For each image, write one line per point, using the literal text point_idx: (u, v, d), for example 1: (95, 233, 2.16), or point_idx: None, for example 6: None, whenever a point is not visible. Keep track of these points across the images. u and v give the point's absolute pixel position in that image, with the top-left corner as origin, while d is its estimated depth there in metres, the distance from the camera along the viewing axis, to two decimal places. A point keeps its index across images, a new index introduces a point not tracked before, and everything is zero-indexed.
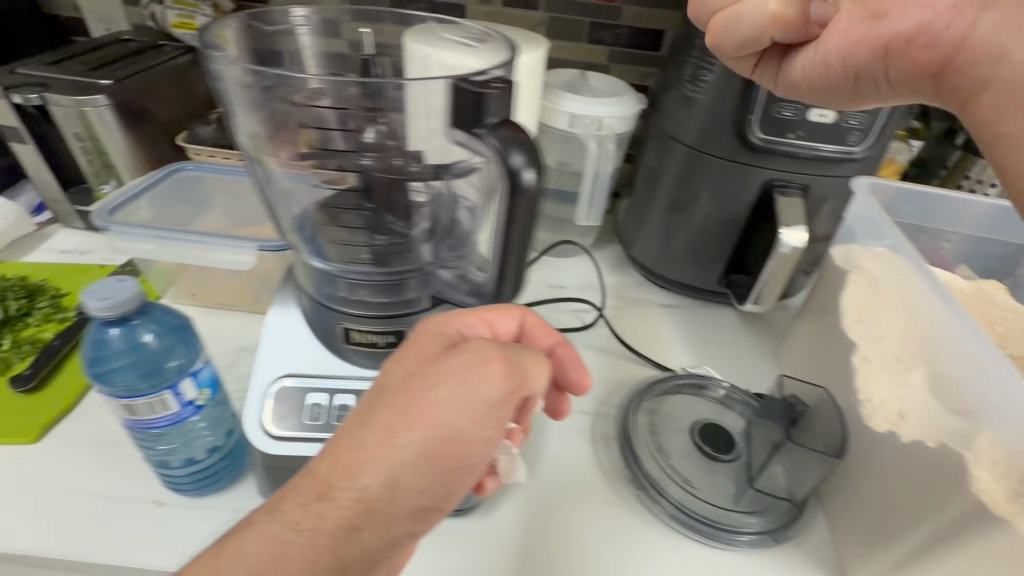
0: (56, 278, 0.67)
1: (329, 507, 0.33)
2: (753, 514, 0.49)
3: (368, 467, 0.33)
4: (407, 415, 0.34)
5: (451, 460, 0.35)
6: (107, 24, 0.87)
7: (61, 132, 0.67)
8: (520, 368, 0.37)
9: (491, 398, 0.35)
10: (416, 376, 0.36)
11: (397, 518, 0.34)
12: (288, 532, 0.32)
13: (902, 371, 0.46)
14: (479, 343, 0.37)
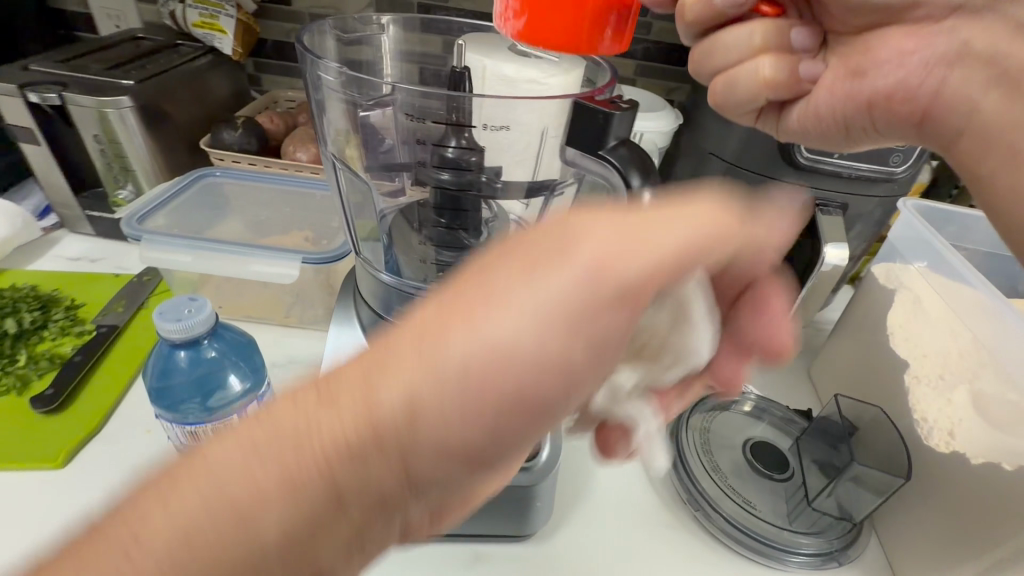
0: (69, 288, 0.63)
1: (320, 414, 0.22)
2: (808, 535, 0.49)
3: (385, 375, 0.22)
4: (449, 304, 0.23)
5: (507, 388, 0.23)
6: (115, 19, 0.83)
7: (78, 133, 0.63)
8: (653, 246, 0.24)
9: (583, 298, 0.23)
10: (490, 253, 0.24)
11: (418, 462, 0.23)
12: (242, 452, 0.21)
13: (946, 390, 0.47)
14: (589, 214, 0.24)
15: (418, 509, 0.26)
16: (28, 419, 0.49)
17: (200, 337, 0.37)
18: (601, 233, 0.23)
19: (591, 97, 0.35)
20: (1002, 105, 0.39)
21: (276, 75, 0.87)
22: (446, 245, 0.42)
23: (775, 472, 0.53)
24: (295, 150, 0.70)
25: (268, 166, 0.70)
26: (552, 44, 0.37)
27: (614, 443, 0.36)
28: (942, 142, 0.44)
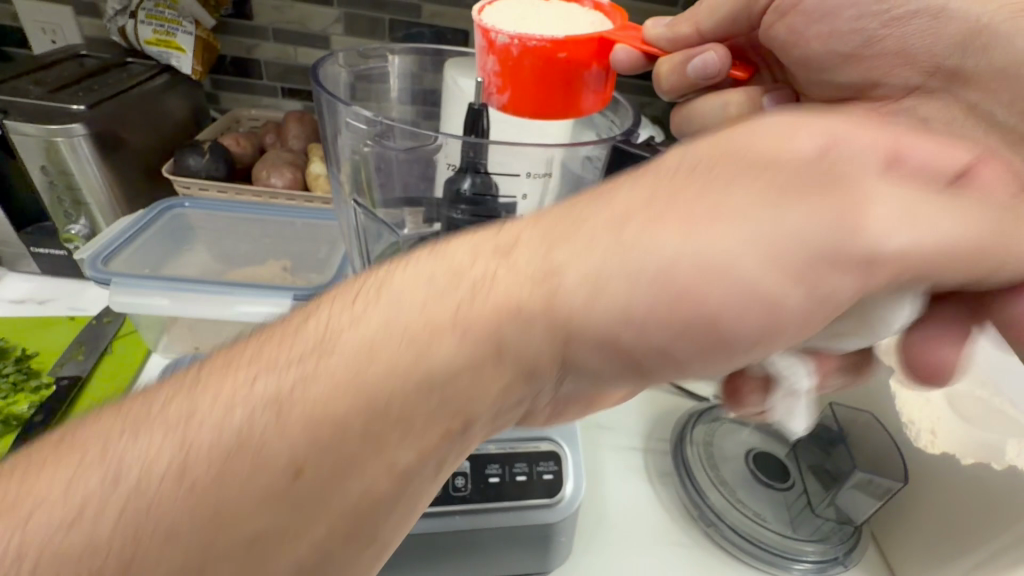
0: (19, 337, 0.57)
1: (503, 268, 0.23)
2: (812, 543, 0.50)
3: (573, 243, 0.23)
4: (661, 209, 0.22)
5: (689, 311, 0.23)
6: (52, 34, 0.76)
7: (22, 164, 0.57)
8: (892, 227, 0.22)
9: (812, 242, 0.22)
10: (712, 140, 0.24)
11: (579, 344, 0.24)
12: (448, 273, 0.24)
13: (924, 391, 0.51)
14: (852, 163, 0.22)
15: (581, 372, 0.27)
16: None
17: None
18: (868, 186, 0.22)
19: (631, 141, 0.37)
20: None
21: (236, 93, 0.83)
22: None
23: (776, 482, 0.54)
24: (268, 175, 0.67)
25: (240, 193, 0.67)
26: (539, 109, 0.38)
27: (748, 395, 0.36)
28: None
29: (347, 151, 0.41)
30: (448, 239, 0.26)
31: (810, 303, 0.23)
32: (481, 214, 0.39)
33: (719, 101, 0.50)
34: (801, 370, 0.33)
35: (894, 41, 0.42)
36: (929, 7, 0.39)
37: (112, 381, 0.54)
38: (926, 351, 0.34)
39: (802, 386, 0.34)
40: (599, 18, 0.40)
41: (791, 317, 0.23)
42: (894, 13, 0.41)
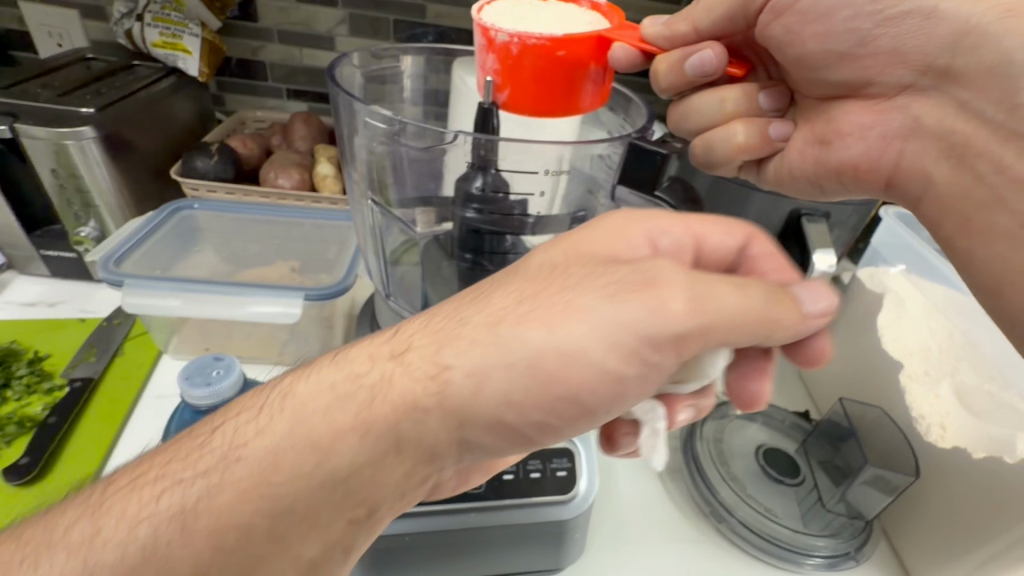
0: (30, 339, 0.57)
1: (398, 371, 0.28)
2: (823, 537, 0.50)
3: (460, 345, 0.27)
4: (533, 309, 0.27)
5: (557, 389, 0.28)
6: (59, 38, 0.76)
7: (32, 168, 0.57)
8: (708, 308, 0.28)
9: (647, 328, 0.27)
10: (563, 257, 0.30)
11: (472, 425, 0.28)
12: (347, 382, 0.28)
13: (933, 385, 0.51)
14: (661, 263, 0.29)
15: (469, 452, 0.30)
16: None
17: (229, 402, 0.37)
18: (671, 285, 0.27)
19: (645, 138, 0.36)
20: (953, 177, 0.40)
21: (242, 94, 0.83)
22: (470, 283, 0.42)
23: (787, 477, 0.55)
24: (275, 176, 0.67)
25: (248, 194, 0.67)
26: (538, 110, 0.36)
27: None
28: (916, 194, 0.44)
29: (363, 151, 0.41)
30: (344, 349, 0.31)
31: (650, 373, 0.29)
32: (494, 213, 0.40)
33: (714, 98, 0.50)
34: (657, 408, 0.34)
35: (886, 41, 0.40)
36: (922, 6, 0.38)
37: (123, 382, 0.54)
38: (733, 384, 0.39)
39: (661, 422, 0.35)
40: (597, 17, 0.37)
41: (629, 387, 0.29)
42: (888, 12, 0.39)
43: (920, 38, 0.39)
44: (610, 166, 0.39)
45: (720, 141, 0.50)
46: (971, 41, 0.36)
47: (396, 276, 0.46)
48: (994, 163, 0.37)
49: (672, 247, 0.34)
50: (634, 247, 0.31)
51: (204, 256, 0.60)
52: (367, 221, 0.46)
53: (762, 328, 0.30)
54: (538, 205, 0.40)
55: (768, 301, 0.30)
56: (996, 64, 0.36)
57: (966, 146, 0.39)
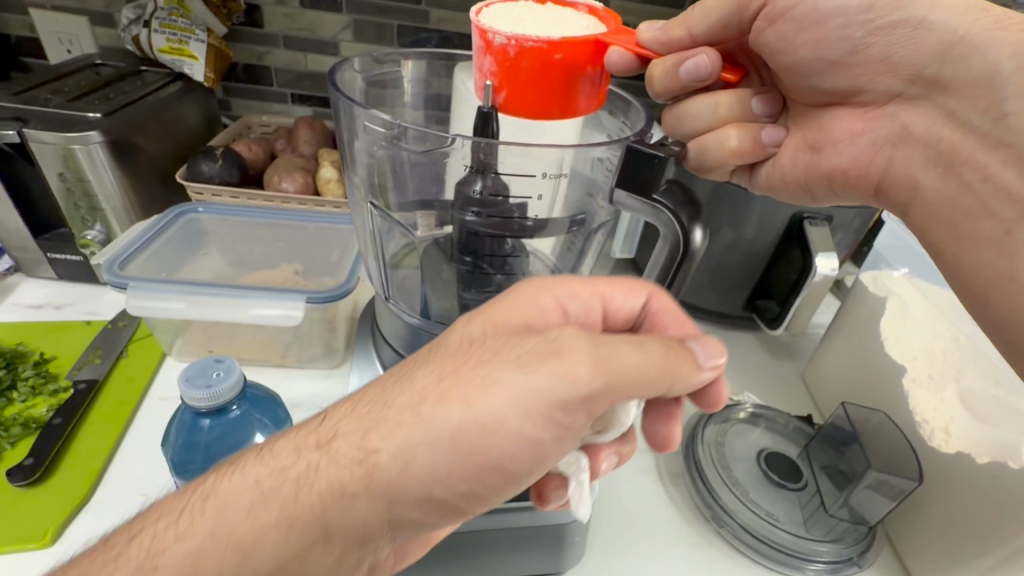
0: (36, 341, 0.58)
1: (324, 461, 0.28)
2: (825, 543, 0.50)
3: (385, 429, 0.28)
4: (452, 387, 0.29)
5: (481, 460, 0.29)
6: (69, 44, 0.78)
7: (41, 171, 0.58)
8: (612, 369, 0.30)
9: (558, 394, 0.29)
10: (489, 329, 0.31)
11: (401, 503, 0.29)
12: (273, 476, 0.28)
13: (938, 389, 0.52)
14: (566, 330, 0.30)
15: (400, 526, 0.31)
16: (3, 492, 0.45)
17: (227, 403, 0.36)
18: (577, 350, 0.29)
19: (642, 142, 0.36)
20: (939, 184, 0.42)
21: (247, 99, 0.84)
22: (471, 285, 0.42)
23: (789, 482, 0.54)
24: (280, 180, 0.67)
25: (252, 199, 0.67)
26: (536, 112, 0.36)
27: (550, 492, 0.39)
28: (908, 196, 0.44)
29: (364, 155, 0.42)
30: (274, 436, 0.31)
31: (565, 433, 0.31)
32: (494, 216, 0.40)
33: (708, 103, 0.48)
34: (580, 462, 0.37)
35: (876, 50, 0.41)
36: (912, 17, 0.38)
37: (128, 384, 0.54)
38: (648, 423, 0.41)
39: (584, 473, 0.37)
40: (594, 21, 0.37)
41: (548, 449, 0.31)
42: (880, 21, 0.39)
43: (911, 47, 0.40)
44: (609, 170, 0.37)
45: (714, 147, 0.48)
46: (958, 52, 0.38)
47: (397, 278, 0.47)
48: (979, 170, 0.39)
49: (582, 311, 0.35)
50: (546, 313, 0.33)
51: (209, 260, 0.61)
52: (366, 224, 0.46)
53: (662, 383, 0.32)
54: (538, 207, 0.41)
55: (668, 358, 0.32)
56: (982, 75, 0.37)
57: (953, 154, 0.41)
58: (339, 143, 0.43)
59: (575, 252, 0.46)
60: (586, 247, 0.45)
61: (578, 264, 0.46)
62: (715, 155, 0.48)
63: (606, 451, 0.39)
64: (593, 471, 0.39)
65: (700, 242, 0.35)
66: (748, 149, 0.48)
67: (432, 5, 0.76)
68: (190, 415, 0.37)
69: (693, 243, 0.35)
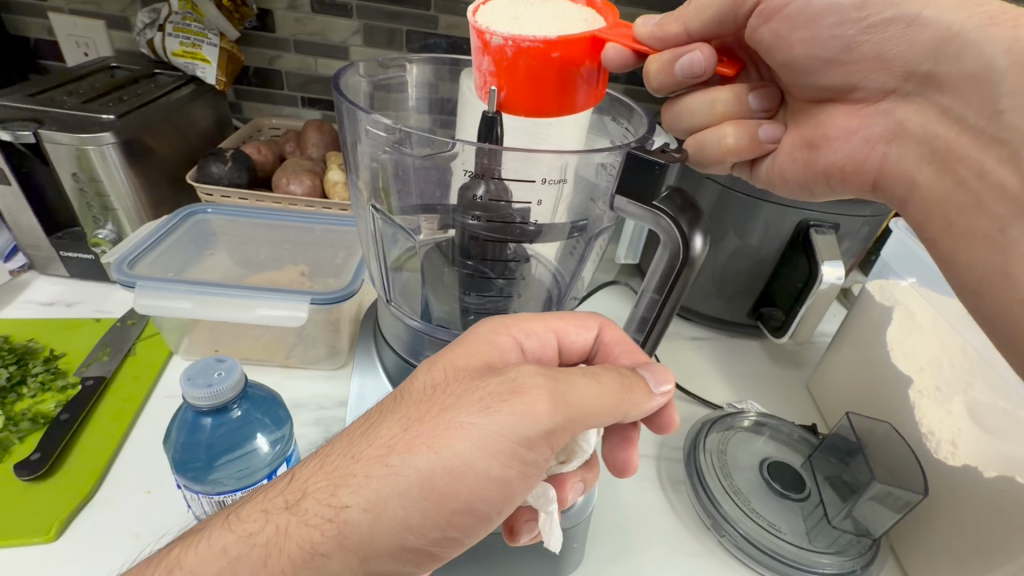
0: (47, 337, 0.59)
1: (294, 522, 0.30)
2: (828, 554, 0.49)
3: (353, 484, 0.30)
4: (416, 435, 0.31)
5: (451, 504, 0.31)
6: (85, 47, 0.79)
7: (54, 171, 0.59)
8: (569, 402, 0.33)
9: (521, 430, 0.31)
10: (451, 378, 0.34)
11: (374, 554, 0.30)
12: (240, 542, 0.30)
13: (945, 401, 0.51)
14: (522, 369, 0.33)
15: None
16: (10, 487, 0.45)
17: (227, 403, 0.36)
18: (535, 389, 0.32)
19: (644, 147, 0.35)
20: (934, 181, 0.40)
21: (258, 102, 0.85)
22: (473, 289, 0.42)
23: (793, 492, 0.54)
24: (288, 182, 0.68)
25: (260, 200, 0.68)
26: (534, 110, 0.36)
27: (522, 526, 0.40)
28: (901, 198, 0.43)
29: (367, 158, 0.42)
30: (253, 497, 0.33)
31: (531, 469, 0.33)
32: (495, 220, 0.40)
33: (704, 100, 0.48)
34: (547, 494, 0.37)
35: (870, 47, 0.40)
36: (905, 14, 0.37)
37: (136, 382, 0.55)
38: (608, 450, 0.46)
39: (552, 503, 0.37)
40: (592, 14, 0.38)
41: (517, 488, 0.33)
42: (873, 19, 0.39)
43: (905, 46, 0.39)
44: (610, 174, 0.37)
45: (711, 144, 0.47)
46: (953, 49, 0.36)
47: (399, 280, 0.47)
48: (974, 168, 0.37)
49: (538, 347, 0.39)
50: (503, 352, 0.37)
51: (215, 260, 0.62)
52: (368, 227, 0.46)
53: (620, 411, 0.35)
54: (543, 213, 0.40)
55: (625, 388, 0.35)
56: (977, 71, 0.35)
57: (950, 151, 0.38)
58: (343, 150, 0.44)
59: (576, 256, 0.46)
60: (590, 250, 0.45)
61: (579, 270, 0.46)
62: (711, 151, 0.48)
63: (572, 480, 0.41)
64: (562, 502, 0.40)
65: (700, 249, 0.35)
66: (744, 146, 0.48)
67: (441, 10, 0.77)
68: (190, 413, 0.37)
69: (694, 250, 0.35)
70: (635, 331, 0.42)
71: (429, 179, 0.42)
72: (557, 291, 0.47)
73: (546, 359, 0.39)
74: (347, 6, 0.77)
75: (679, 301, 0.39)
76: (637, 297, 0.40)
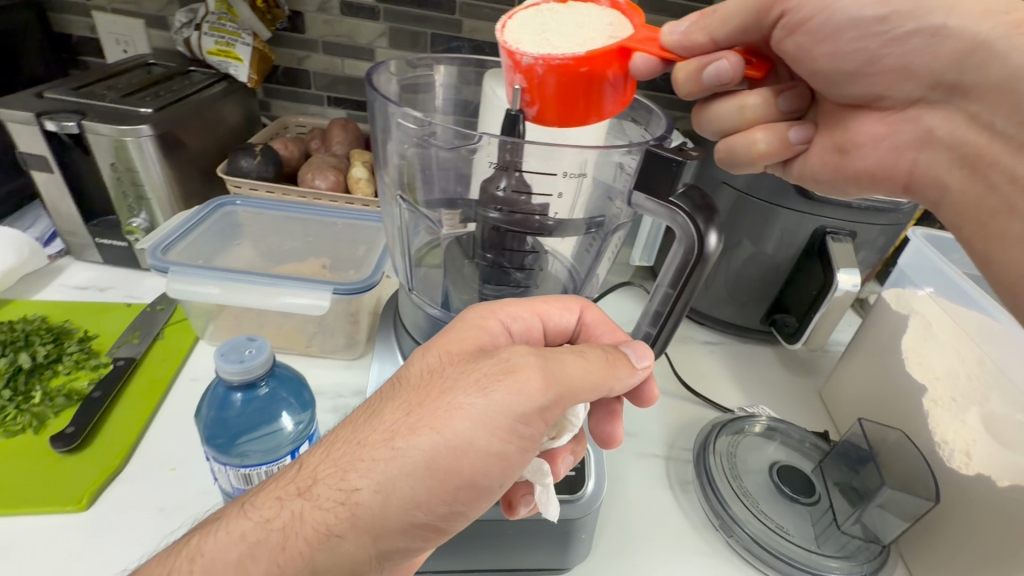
0: (81, 320, 0.62)
1: (307, 507, 0.31)
2: (837, 559, 0.49)
3: (362, 468, 0.31)
4: (419, 418, 0.32)
5: (456, 480, 0.32)
6: (124, 45, 0.83)
7: (94, 161, 0.62)
8: (561, 378, 0.34)
9: (518, 407, 0.32)
10: (451, 360, 0.35)
11: (386, 533, 0.32)
12: (257, 528, 0.31)
13: (960, 411, 0.50)
14: (516, 350, 0.35)
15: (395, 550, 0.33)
16: (46, 458, 0.48)
17: (257, 379, 0.37)
18: (528, 367, 0.33)
19: (661, 146, 0.36)
20: (965, 184, 0.40)
21: (286, 101, 0.88)
22: (490, 281, 0.44)
23: (801, 496, 0.54)
24: (313, 177, 0.70)
25: (286, 194, 0.70)
26: (564, 120, 0.38)
27: (519, 500, 0.41)
28: (929, 199, 0.44)
29: (395, 155, 0.44)
30: (263, 490, 0.33)
31: (528, 444, 0.34)
32: (515, 213, 0.41)
33: (732, 106, 0.46)
34: (542, 467, 0.39)
35: (892, 59, 0.39)
36: (930, 25, 0.36)
37: (164, 364, 0.57)
38: (594, 423, 0.47)
39: (548, 477, 0.39)
40: (620, 17, 0.39)
41: (514, 456, 0.34)
42: (895, 32, 0.38)
43: (926, 57, 0.38)
44: (627, 173, 0.38)
45: (742, 150, 0.48)
46: (976, 59, 0.36)
47: (419, 272, 0.48)
48: (1006, 172, 0.37)
49: (524, 330, 0.40)
50: (493, 336, 0.38)
51: (242, 250, 0.64)
52: (394, 221, 0.48)
53: (607, 384, 0.37)
54: (558, 206, 0.42)
55: (609, 363, 0.37)
56: (1005, 79, 0.35)
57: (979, 156, 0.39)
58: (372, 145, 0.46)
59: (592, 253, 0.47)
60: (607, 247, 0.46)
61: (595, 266, 0.47)
62: (742, 158, 0.48)
63: (564, 454, 0.42)
64: (555, 475, 0.42)
65: (714, 246, 0.36)
66: (774, 150, 0.48)
67: (465, 15, 0.79)
68: (220, 387, 0.38)
69: (708, 246, 0.36)
70: (647, 324, 0.42)
71: (450, 176, 0.44)
72: (572, 286, 0.48)
73: (532, 341, 0.41)
74: (375, 10, 0.79)
75: (691, 298, 0.40)
76: (651, 291, 0.41)
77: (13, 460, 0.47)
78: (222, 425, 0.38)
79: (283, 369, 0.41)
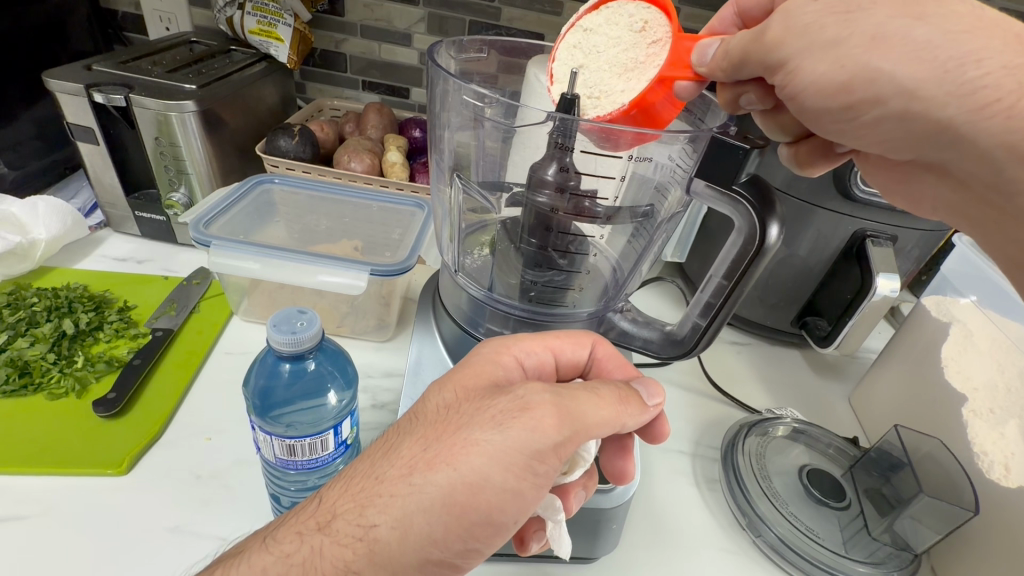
0: (119, 290, 0.63)
1: (327, 542, 0.31)
2: (866, 564, 0.48)
3: (380, 504, 0.31)
4: (436, 453, 0.32)
5: (471, 516, 0.32)
6: (167, 22, 0.84)
7: (139, 134, 0.63)
8: (575, 415, 0.34)
9: (531, 445, 0.32)
10: (468, 396, 0.35)
11: (403, 571, 0.31)
12: (279, 563, 0.31)
13: (999, 423, 0.49)
14: (532, 386, 0.34)
15: (411, 565, 0.31)
16: (88, 423, 0.49)
17: (304, 353, 0.37)
18: (542, 405, 0.33)
19: (726, 133, 0.36)
20: (975, 233, 0.37)
21: (321, 84, 0.88)
22: (534, 265, 0.44)
23: (832, 500, 0.53)
24: (349, 160, 0.71)
25: (323, 175, 0.71)
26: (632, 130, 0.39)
27: (531, 536, 0.41)
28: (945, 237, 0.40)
29: (448, 142, 0.45)
30: (299, 511, 0.34)
31: (543, 481, 0.33)
32: (567, 197, 0.41)
33: (773, 123, 0.45)
34: (555, 505, 0.38)
35: (870, 138, 0.34)
36: (891, 111, 0.32)
37: (200, 337, 0.58)
38: (604, 457, 0.45)
39: (560, 513, 0.39)
40: (651, 11, 0.35)
41: (529, 492, 0.33)
42: (864, 117, 0.33)
43: (901, 133, 0.33)
44: (683, 160, 0.38)
45: (790, 161, 0.48)
46: (947, 137, 0.32)
47: (465, 254, 0.48)
48: (1010, 235, 0.34)
49: (538, 365, 0.40)
50: (508, 371, 0.38)
51: (278, 230, 0.65)
52: (445, 204, 0.49)
53: (618, 421, 0.36)
54: (611, 189, 0.42)
55: (621, 400, 0.37)
56: (980, 157, 0.32)
57: (981, 210, 0.35)
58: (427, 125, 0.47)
59: (638, 247, 0.47)
60: (654, 238, 0.46)
61: (640, 259, 0.47)
62: (788, 165, 0.49)
63: (576, 489, 0.41)
64: (566, 511, 0.41)
65: (775, 238, 0.36)
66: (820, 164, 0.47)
67: (504, 2, 0.78)
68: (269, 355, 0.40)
69: (767, 239, 0.36)
70: (696, 318, 0.42)
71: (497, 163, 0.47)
72: (615, 281, 0.48)
73: (544, 376, 0.40)
74: None
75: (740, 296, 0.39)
76: (704, 282, 0.40)
77: (54, 421, 0.49)
78: (272, 391, 0.41)
79: (327, 341, 0.42)
